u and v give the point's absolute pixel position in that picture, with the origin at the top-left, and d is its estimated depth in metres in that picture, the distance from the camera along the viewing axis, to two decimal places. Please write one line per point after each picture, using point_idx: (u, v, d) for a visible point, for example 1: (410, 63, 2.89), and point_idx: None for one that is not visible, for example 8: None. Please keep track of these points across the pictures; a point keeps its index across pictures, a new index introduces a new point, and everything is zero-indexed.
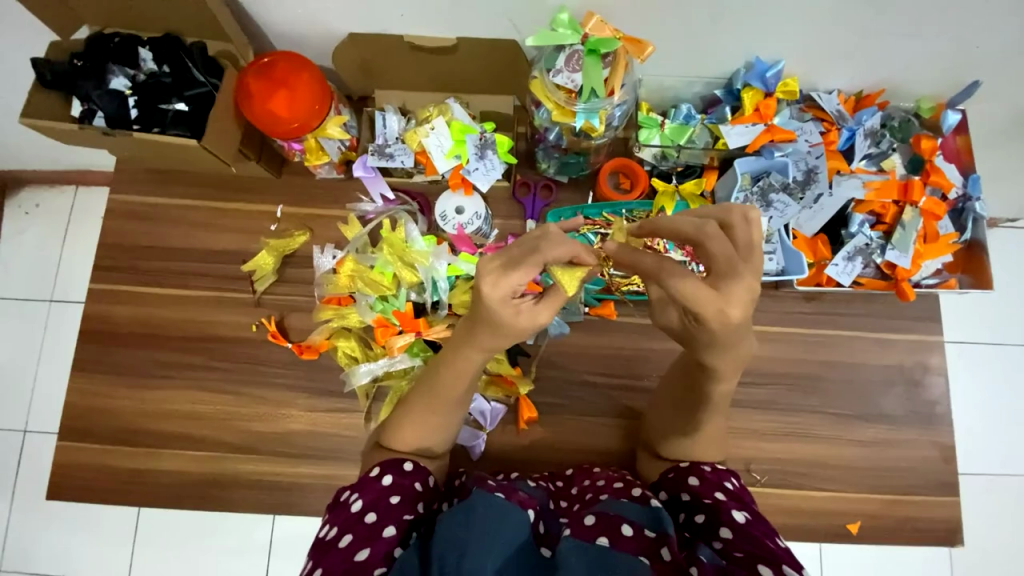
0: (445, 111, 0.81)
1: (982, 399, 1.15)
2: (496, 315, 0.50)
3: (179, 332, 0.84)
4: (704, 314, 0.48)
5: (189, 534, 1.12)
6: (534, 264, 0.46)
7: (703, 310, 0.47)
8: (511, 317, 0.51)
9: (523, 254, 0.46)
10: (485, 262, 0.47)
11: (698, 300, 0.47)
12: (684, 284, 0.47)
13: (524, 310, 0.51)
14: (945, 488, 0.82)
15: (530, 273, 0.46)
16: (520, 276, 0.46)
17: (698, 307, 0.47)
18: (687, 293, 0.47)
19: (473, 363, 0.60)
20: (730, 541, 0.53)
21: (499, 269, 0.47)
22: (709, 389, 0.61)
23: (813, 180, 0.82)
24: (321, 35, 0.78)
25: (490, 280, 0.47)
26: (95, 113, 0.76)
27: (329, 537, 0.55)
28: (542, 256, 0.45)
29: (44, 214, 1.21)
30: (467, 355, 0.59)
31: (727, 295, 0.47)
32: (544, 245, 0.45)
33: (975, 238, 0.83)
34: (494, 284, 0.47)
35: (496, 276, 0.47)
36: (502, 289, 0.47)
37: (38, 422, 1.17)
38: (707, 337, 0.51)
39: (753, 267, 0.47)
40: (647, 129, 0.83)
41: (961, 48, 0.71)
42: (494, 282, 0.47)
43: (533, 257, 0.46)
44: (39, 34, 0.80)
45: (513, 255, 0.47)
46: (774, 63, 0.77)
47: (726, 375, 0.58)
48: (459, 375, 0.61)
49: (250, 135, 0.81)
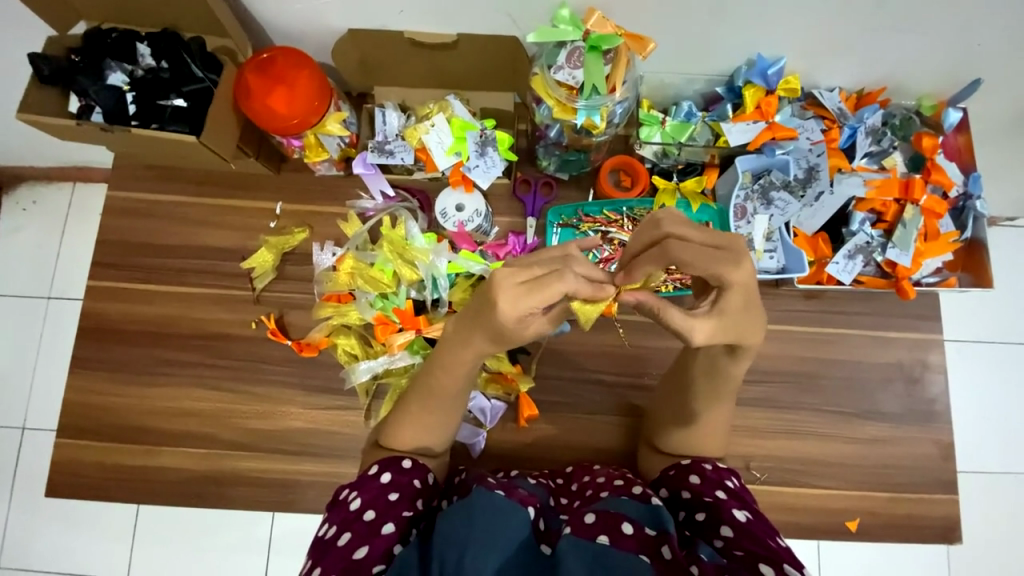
0: (445, 107, 0.81)
1: (980, 397, 1.15)
2: (501, 326, 0.50)
3: (178, 329, 0.84)
4: (725, 276, 0.48)
5: (189, 531, 1.12)
6: (554, 291, 0.47)
7: (721, 270, 0.48)
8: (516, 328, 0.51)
9: (545, 279, 0.47)
10: (507, 274, 0.47)
11: (709, 262, 0.48)
12: (688, 255, 0.48)
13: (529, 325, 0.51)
14: (944, 486, 0.82)
15: (549, 297, 0.47)
16: (539, 294, 0.47)
17: (714, 270, 0.48)
18: (696, 265, 0.48)
19: (469, 366, 0.60)
20: (731, 539, 0.53)
21: (518, 284, 0.47)
22: (727, 371, 0.61)
23: (814, 178, 0.82)
24: (320, 30, 0.77)
25: (507, 298, 0.47)
26: (92, 109, 0.75)
27: (328, 536, 0.55)
28: (564, 284, 0.47)
29: (41, 211, 1.20)
30: (461, 356, 0.59)
31: (729, 252, 0.49)
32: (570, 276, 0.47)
33: (975, 236, 0.83)
34: (511, 296, 0.47)
35: (515, 290, 0.47)
36: (517, 308, 0.48)
37: (36, 419, 1.17)
38: (736, 307, 0.50)
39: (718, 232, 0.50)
40: (648, 127, 0.82)
41: (963, 45, 0.71)
42: (512, 301, 0.47)
43: (557, 284, 0.47)
44: (36, 29, 0.80)
45: (537, 275, 0.48)
46: (775, 61, 0.77)
47: (746, 353, 0.57)
48: (454, 375, 0.61)
49: (249, 131, 0.81)
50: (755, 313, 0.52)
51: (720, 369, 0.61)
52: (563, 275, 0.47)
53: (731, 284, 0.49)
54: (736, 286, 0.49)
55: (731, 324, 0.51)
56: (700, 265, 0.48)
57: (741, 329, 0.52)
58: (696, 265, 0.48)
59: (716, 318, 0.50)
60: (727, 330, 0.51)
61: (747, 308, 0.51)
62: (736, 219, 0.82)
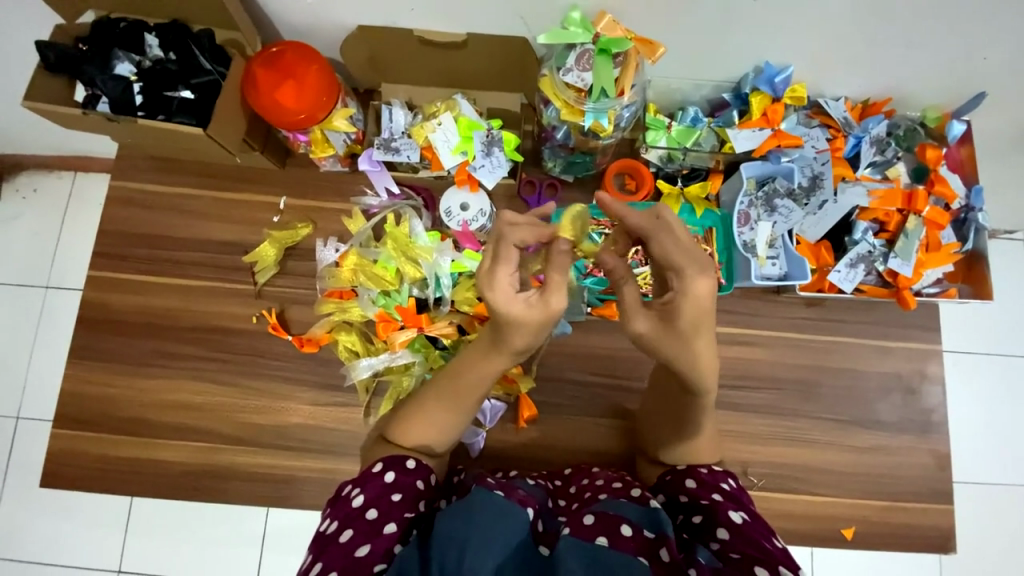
0: (452, 107, 0.81)
1: (977, 408, 1.16)
2: (506, 325, 0.53)
3: (179, 322, 0.84)
4: (681, 271, 0.50)
5: (184, 524, 1.12)
6: (505, 250, 0.51)
7: (682, 271, 0.50)
8: (523, 311, 0.51)
9: (496, 250, 0.52)
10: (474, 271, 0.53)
11: (678, 256, 0.51)
12: (670, 247, 0.51)
13: (534, 300, 0.51)
14: (939, 496, 0.83)
15: (506, 259, 0.51)
16: (503, 270, 0.51)
17: (678, 267, 0.51)
18: (668, 254, 0.51)
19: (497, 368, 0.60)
20: (728, 542, 0.53)
21: (486, 270, 0.52)
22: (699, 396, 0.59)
23: (818, 186, 0.81)
24: (330, 27, 0.78)
25: (485, 282, 0.51)
26: (99, 98, 0.75)
27: (330, 531, 0.54)
28: (508, 240, 0.51)
29: (41, 199, 1.20)
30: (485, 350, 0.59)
31: (688, 274, 0.50)
32: (507, 231, 0.52)
33: (976, 248, 0.83)
34: (494, 287, 0.51)
35: (485, 276, 0.52)
36: (497, 285, 0.51)
37: (30, 409, 1.16)
38: (683, 326, 0.51)
39: (692, 263, 0.50)
40: (654, 130, 0.83)
41: (970, 59, 0.72)
42: (488, 282, 0.51)
43: (502, 246, 0.51)
44: (44, 16, 0.79)
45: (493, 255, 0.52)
46: (783, 69, 0.77)
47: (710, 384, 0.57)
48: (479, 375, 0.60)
49: (255, 124, 0.80)
50: (706, 338, 0.53)
51: (685, 389, 0.61)
52: (502, 236, 0.51)
53: (686, 290, 0.50)
54: (693, 297, 0.50)
55: (674, 333, 0.52)
56: (671, 256, 0.51)
57: (687, 343, 0.52)
58: (667, 254, 0.51)
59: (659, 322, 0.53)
60: (675, 339, 0.52)
61: (697, 327, 0.52)
62: (739, 225, 0.81)
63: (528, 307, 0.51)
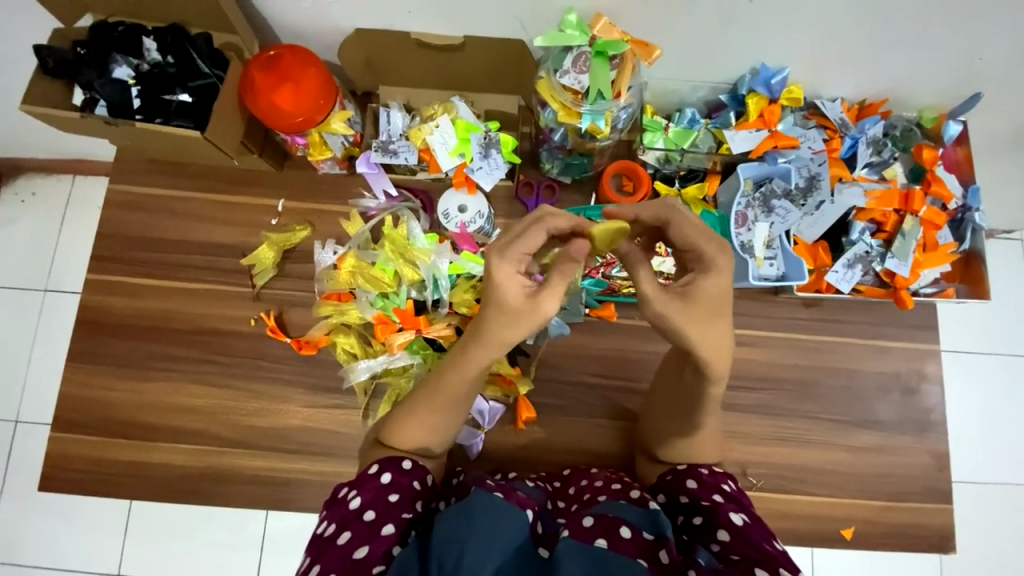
0: (450, 109, 0.82)
1: (976, 408, 1.16)
2: (493, 309, 0.53)
3: (177, 325, 0.84)
4: (705, 252, 0.52)
5: (183, 528, 1.11)
6: (533, 232, 0.53)
7: (704, 248, 0.52)
8: (517, 294, 0.52)
9: (522, 229, 0.53)
10: (493, 243, 0.54)
11: (699, 237, 0.53)
12: (686, 230, 0.53)
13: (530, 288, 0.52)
14: (939, 496, 0.83)
15: (528, 241, 0.52)
16: (521, 250, 0.52)
17: (698, 248, 0.53)
18: (687, 237, 0.53)
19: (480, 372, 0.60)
20: (729, 543, 0.53)
21: (503, 244, 0.53)
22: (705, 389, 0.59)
23: (815, 187, 0.81)
24: (328, 31, 0.78)
25: (495, 256, 0.52)
26: (96, 102, 0.74)
27: (328, 534, 0.54)
28: (542, 224, 0.53)
29: (40, 203, 1.20)
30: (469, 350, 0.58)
31: (710, 254, 0.52)
32: (545, 218, 0.54)
33: (973, 248, 0.84)
34: (503, 263, 0.51)
35: (499, 251, 0.53)
36: (505, 262, 0.51)
37: (29, 413, 1.16)
38: (707, 306, 0.52)
39: (712, 244, 0.53)
40: (652, 132, 0.84)
41: (965, 60, 0.72)
42: (499, 257, 0.52)
43: (532, 228, 0.53)
44: (42, 21, 0.79)
45: (516, 232, 0.54)
46: (779, 70, 0.78)
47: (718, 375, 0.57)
48: (462, 376, 0.60)
49: (252, 128, 0.80)
50: (721, 321, 0.53)
51: (689, 385, 0.61)
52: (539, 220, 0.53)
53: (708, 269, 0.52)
54: (714, 275, 0.52)
55: (696, 312, 0.52)
56: (690, 238, 0.53)
57: (707, 325, 0.52)
58: (685, 236, 0.53)
59: (682, 301, 0.52)
60: (695, 321, 0.52)
61: (716, 308, 0.52)
62: (736, 226, 0.81)
63: (522, 292, 0.52)
